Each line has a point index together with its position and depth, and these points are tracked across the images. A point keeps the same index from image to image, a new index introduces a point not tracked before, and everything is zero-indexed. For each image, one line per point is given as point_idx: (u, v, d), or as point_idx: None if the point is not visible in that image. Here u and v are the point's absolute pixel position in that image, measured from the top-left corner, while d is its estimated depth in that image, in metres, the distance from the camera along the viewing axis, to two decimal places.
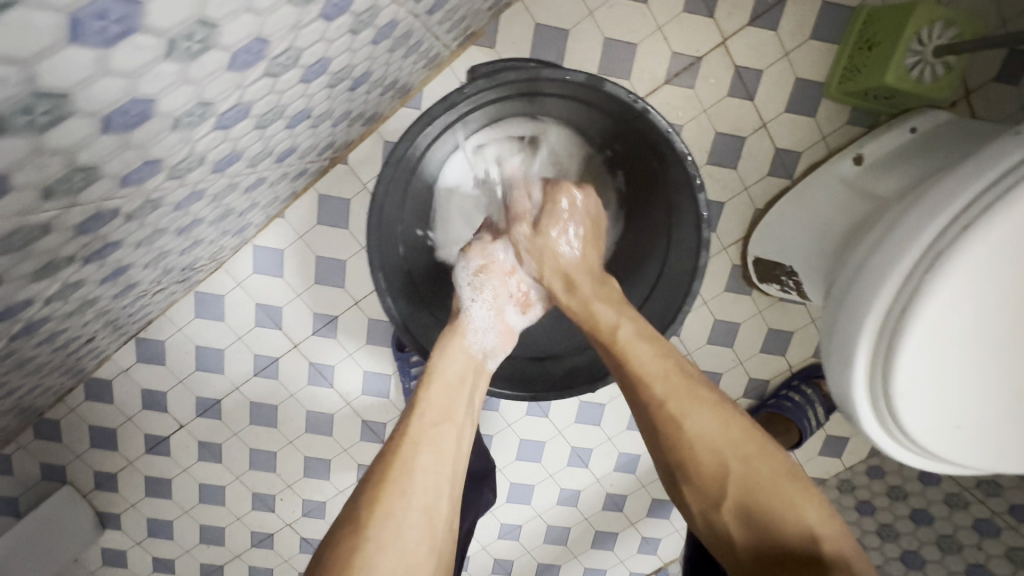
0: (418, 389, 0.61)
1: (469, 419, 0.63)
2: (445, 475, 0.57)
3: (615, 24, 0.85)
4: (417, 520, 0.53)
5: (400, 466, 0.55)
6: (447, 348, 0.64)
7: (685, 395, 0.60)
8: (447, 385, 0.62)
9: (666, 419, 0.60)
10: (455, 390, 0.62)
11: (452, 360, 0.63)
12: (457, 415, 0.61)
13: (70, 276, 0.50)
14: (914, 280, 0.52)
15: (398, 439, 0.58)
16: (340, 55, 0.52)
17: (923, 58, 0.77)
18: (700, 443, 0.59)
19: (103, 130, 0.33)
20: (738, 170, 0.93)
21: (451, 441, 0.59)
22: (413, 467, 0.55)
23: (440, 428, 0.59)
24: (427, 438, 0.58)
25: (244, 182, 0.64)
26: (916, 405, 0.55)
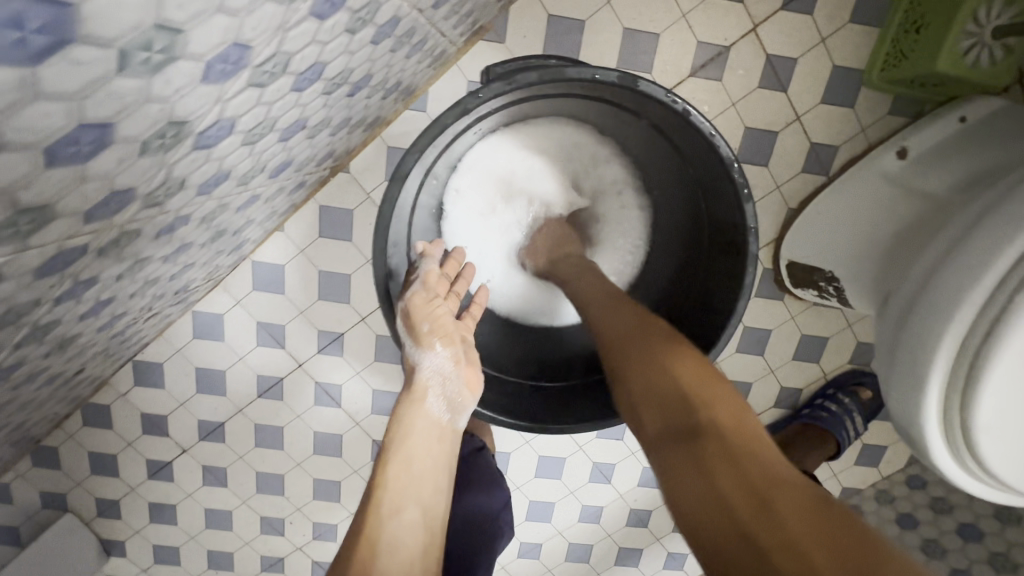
0: (381, 466, 0.52)
1: (436, 499, 0.54)
2: (409, 569, 0.47)
3: (635, 13, 0.78)
4: None
5: (360, 567, 0.45)
6: (405, 415, 0.56)
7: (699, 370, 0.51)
8: (406, 460, 0.53)
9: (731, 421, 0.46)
10: (418, 459, 0.54)
11: (415, 430, 0.55)
12: (421, 495, 0.52)
13: (41, 318, 0.44)
14: (1002, 297, 0.45)
15: (355, 536, 0.48)
16: (337, 59, 0.46)
17: (979, 40, 0.70)
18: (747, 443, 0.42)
19: (49, 165, 0.27)
20: (770, 168, 0.86)
21: (416, 528, 0.50)
22: (372, 569, 0.44)
23: (406, 516, 0.50)
24: (390, 531, 0.48)
25: (235, 201, 0.58)
26: (998, 438, 0.48)
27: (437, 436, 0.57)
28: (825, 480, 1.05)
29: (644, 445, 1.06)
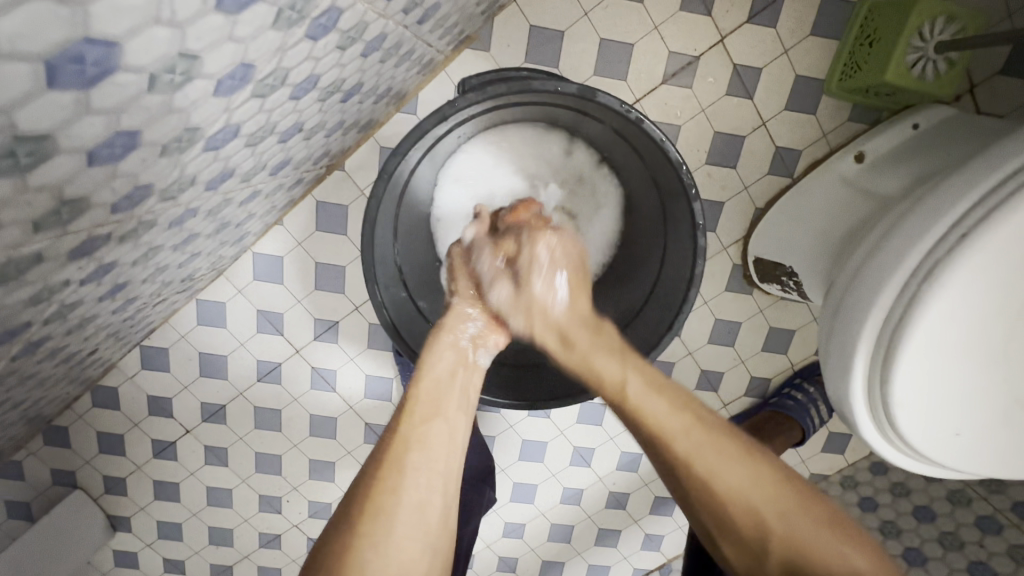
0: (413, 384, 0.60)
1: (461, 412, 0.61)
2: (433, 468, 0.55)
3: (611, 24, 0.84)
4: (409, 515, 0.52)
5: (393, 464, 0.54)
6: (433, 346, 0.63)
7: (709, 450, 0.55)
8: (436, 381, 0.60)
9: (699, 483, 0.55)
10: (446, 385, 0.61)
11: (441, 356, 0.62)
12: (449, 410, 0.60)
13: (67, 297, 0.50)
14: (913, 287, 0.51)
15: (389, 440, 0.57)
16: (330, 70, 0.52)
17: (925, 54, 0.76)
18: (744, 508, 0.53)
19: (90, 165, 0.33)
20: (738, 169, 0.92)
21: (443, 436, 0.58)
22: (405, 465, 0.54)
23: (435, 425, 0.58)
24: (421, 435, 0.57)
25: (239, 196, 0.64)
26: (914, 413, 0.54)
27: (456, 373, 0.63)
28: (793, 465, 1.12)
29: (621, 431, 1.13)
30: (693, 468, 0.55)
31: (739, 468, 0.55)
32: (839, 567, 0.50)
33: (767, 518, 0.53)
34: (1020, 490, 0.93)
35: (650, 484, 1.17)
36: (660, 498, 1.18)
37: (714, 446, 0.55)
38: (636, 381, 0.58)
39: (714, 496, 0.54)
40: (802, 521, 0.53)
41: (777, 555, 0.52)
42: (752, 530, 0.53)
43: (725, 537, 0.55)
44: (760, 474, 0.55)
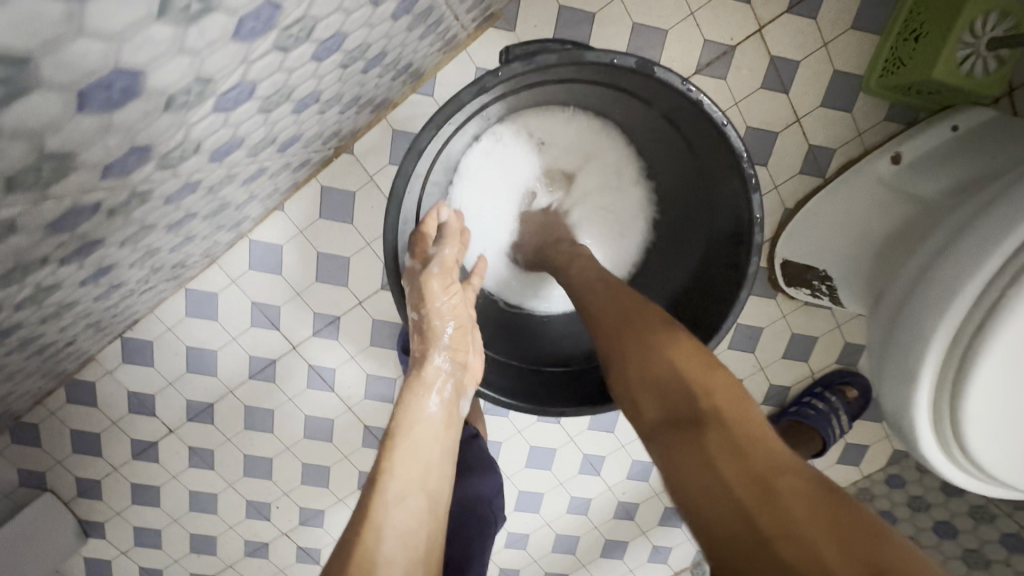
0: (387, 450, 0.51)
1: (438, 486, 0.52)
2: (406, 562, 0.45)
3: (645, 8, 0.79)
4: None
5: (365, 559, 0.43)
6: (409, 403, 0.55)
7: (699, 359, 0.49)
8: (414, 444, 0.52)
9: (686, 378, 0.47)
10: (422, 449, 0.52)
11: (422, 418, 0.54)
12: (424, 481, 0.50)
13: (43, 279, 0.43)
14: (994, 292, 0.47)
15: (356, 529, 0.45)
16: (357, 30, 0.46)
17: (975, 50, 0.72)
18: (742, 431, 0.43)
19: (80, 109, 0.27)
20: (769, 167, 0.87)
21: (420, 517, 0.48)
22: (380, 557, 0.43)
23: (410, 504, 0.48)
24: (396, 519, 0.47)
25: (243, 173, 0.58)
26: (983, 428, 0.50)
27: (436, 433, 0.55)
28: None
29: (634, 438, 1.08)
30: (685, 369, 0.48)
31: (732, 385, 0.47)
32: (823, 501, 0.37)
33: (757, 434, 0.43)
34: None
35: (660, 494, 1.12)
36: (671, 510, 1.14)
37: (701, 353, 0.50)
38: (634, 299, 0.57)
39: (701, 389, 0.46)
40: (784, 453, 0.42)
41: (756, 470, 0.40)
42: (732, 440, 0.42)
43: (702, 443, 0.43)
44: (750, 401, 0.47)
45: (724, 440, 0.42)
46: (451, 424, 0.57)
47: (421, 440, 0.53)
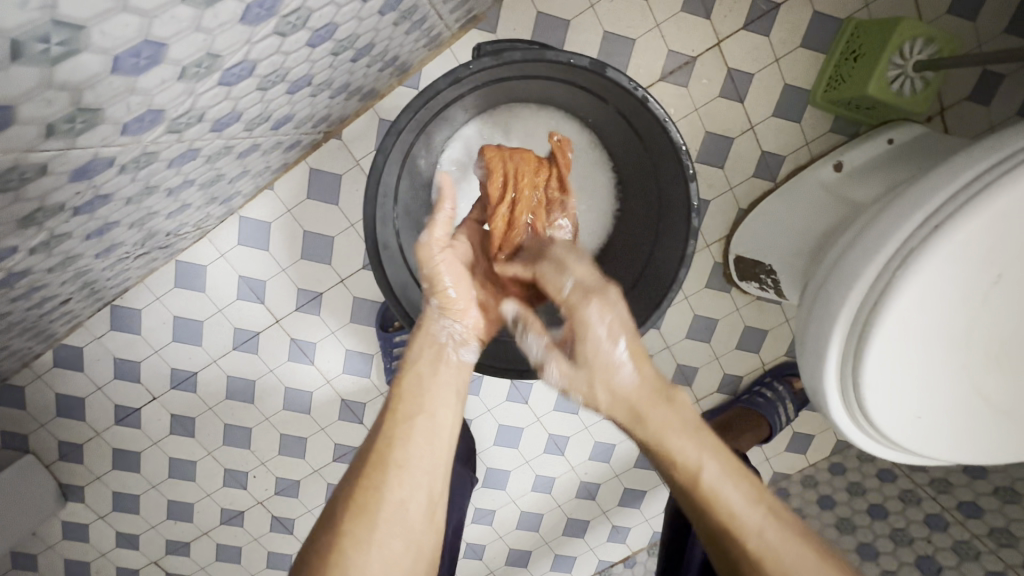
0: (398, 382, 0.62)
1: (448, 412, 0.62)
2: (416, 466, 0.57)
3: (615, 18, 0.87)
4: (392, 514, 0.53)
5: (378, 459, 0.56)
6: (416, 344, 0.64)
7: (738, 502, 0.55)
8: (419, 380, 0.62)
9: (725, 530, 0.54)
10: (429, 382, 0.62)
11: (423, 356, 0.64)
12: (431, 405, 0.61)
13: (56, 227, 0.49)
14: (888, 275, 0.54)
15: (372, 440, 0.58)
16: (347, 22, 0.53)
17: (904, 72, 0.81)
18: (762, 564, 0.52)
19: (113, 71, 0.33)
20: (725, 170, 0.95)
21: (427, 433, 0.59)
22: (388, 461, 0.56)
23: (417, 422, 0.59)
24: (403, 431, 0.58)
25: (239, 147, 0.63)
26: (881, 396, 0.57)
27: (440, 375, 0.63)
28: (757, 463, 1.16)
29: (597, 421, 1.14)
30: (722, 517, 0.55)
31: (774, 525, 0.54)
32: None
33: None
34: (965, 491, 0.99)
35: (621, 476, 1.19)
36: (630, 491, 1.21)
37: (746, 496, 0.55)
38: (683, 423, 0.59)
39: (735, 537, 0.54)
40: None
41: None
42: None
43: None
44: (790, 534, 0.54)
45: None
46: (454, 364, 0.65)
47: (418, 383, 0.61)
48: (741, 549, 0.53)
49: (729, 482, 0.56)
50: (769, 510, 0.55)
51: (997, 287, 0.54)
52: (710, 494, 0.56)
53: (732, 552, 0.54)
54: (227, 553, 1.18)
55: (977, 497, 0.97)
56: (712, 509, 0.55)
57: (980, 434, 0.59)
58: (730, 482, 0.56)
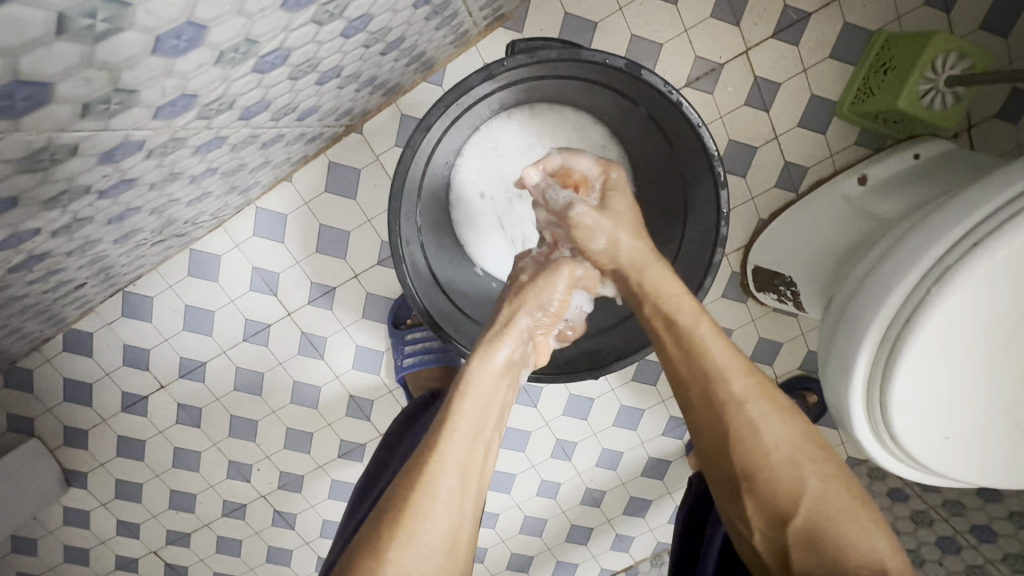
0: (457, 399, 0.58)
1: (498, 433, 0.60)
2: (462, 494, 0.54)
3: (643, 22, 0.86)
4: (437, 547, 0.51)
5: (427, 484, 0.52)
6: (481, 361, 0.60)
7: (765, 402, 0.57)
8: (479, 398, 0.58)
9: (746, 430, 0.56)
10: (490, 401, 0.59)
11: (484, 373, 0.59)
12: (489, 431, 0.58)
13: (80, 210, 0.48)
14: (922, 291, 0.53)
15: (423, 459, 0.54)
16: (382, 14, 0.52)
17: (935, 86, 0.80)
18: (776, 463, 0.54)
19: (153, 52, 0.32)
20: (747, 179, 0.94)
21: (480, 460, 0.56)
22: (440, 489, 0.52)
23: (476, 449, 0.56)
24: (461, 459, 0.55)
25: (263, 136, 0.63)
26: (908, 414, 0.56)
27: (498, 394, 0.60)
28: None
29: (606, 427, 1.13)
30: (744, 416, 0.56)
31: (790, 430, 0.56)
32: (852, 542, 0.51)
33: (805, 490, 0.54)
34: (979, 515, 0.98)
35: (627, 483, 1.18)
36: (635, 499, 1.19)
37: (775, 410, 0.57)
38: (722, 345, 0.59)
39: (758, 441, 0.55)
40: (830, 498, 0.53)
41: (805, 525, 0.52)
42: (784, 489, 0.54)
43: (754, 495, 0.55)
44: (800, 440, 0.56)
45: (762, 489, 0.54)
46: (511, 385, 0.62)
47: (481, 396, 0.58)
48: (763, 451, 0.55)
49: (756, 389, 0.58)
50: (791, 422, 0.57)
51: None
52: (739, 400, 0.57)
53: (753, 455, 0.55)
54: (227, 546, 1.17)
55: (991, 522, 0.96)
56: (741, 411, 0.56)
57: (1006, 457, 0.58)
58: (760, 393, 0.57)
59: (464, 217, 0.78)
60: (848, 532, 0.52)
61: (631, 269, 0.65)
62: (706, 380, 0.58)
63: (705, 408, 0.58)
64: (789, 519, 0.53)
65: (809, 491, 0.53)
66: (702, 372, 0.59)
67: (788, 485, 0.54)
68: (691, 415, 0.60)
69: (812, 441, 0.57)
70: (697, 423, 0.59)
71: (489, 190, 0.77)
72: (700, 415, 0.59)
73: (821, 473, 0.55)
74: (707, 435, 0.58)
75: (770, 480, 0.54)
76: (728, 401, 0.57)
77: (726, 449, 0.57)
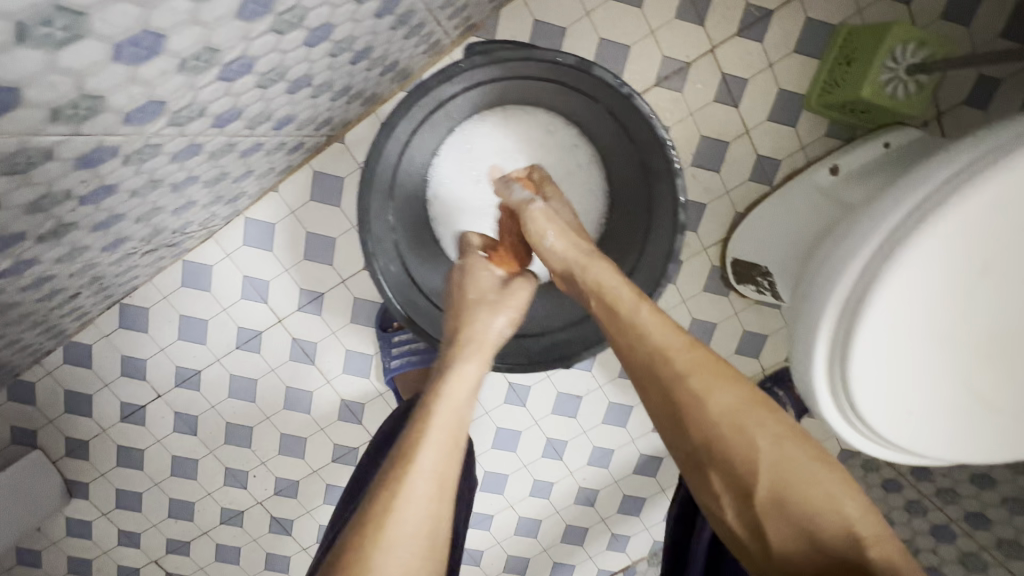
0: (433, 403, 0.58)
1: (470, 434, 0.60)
2: (440, 497, 0.54)
3: (610, 26, 0.89)
4: (415, 549, 0.50)
5: (406, 490, 0.52)
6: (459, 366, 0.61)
7: (710, 373, 0.58)
8: (453, 402, 0.59)
9: (697, 408, 0.56)
10: (464, 404, 0.59)
11: (460, 378, 0.60)
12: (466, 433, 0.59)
13: (63, 216, 0.51)
14: (873, 266, 0.54)
15: (399, 464, 0.54)
16: (344, 23, 0.55)
17: (896, 75, 0.82)
18: (730, 435, 0.55)
19: (114, 59, 0.35)
20: (721, 174, 0.96)
21: (456, 461, 0.57)
22: (416, 494, 0.52)
23: (454, 452, 0.57)
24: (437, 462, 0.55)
25: (241, 145, 0.66)
26: (869, 390, 0.57)
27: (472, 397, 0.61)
28: None
29: (595, 425, 1.14)
30: (695, 392, 0.57)
31: (741, 397, 0.57)
32: (818, 503, 0.52)
33: (762, 455, 0.54)
34: None
35: (619, 481, 1.19)
36: (629, 497, 1.20)
37: (724, 383, 0.57)
38: (662, 325, 0.61)
39: (708, 414, 0.56)
40: (793, 461, 0.53)
41: (770, 493, 0.53)
42: (744, 459, 0.54)
43: (717, 470, 0.55)
44: (755, 406, 0.56)
45: (722, 463, 0.55)
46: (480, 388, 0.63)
47: (458, 401, 0.59)
48: (714, 424, 0.55)
49: (702, 364, 0.58)
50: (744, 391, 0.57)
51: (985, 277, 0.54)
52: (687, 377, 0.57)
53: (707, 430, 0.56)
54: (226, 554, 1.18)
55: None
56: (688, 386, 0.57)
57: (971, 431, 0.59)
58: (705, 365, 0.58)
59: (440, 216, 0.80)
60: (815, 495, 0.52)
61: (578, 268, 0.67)
62: (652, 359, 0.60)
63: (654, 387, 0.59)
64: (754, 493, 0.53)
65: (769, 458, 0.54)
66: (646, 355, 0.60)
67: (746, 454, 0.54)
68: (647, 400, 0.61)
69: (766, 405, 0.57)
70: (654, 407, 0.60)
71: (463, 190, 0.79)
72: (653, 398, 0.60)
73: (781, 436, 0.55)
74: (661, 414, 0.59)
75: (727, 455, 0.55)
76: (677, 380, 0.58)
77: (681, 428, 0.57)
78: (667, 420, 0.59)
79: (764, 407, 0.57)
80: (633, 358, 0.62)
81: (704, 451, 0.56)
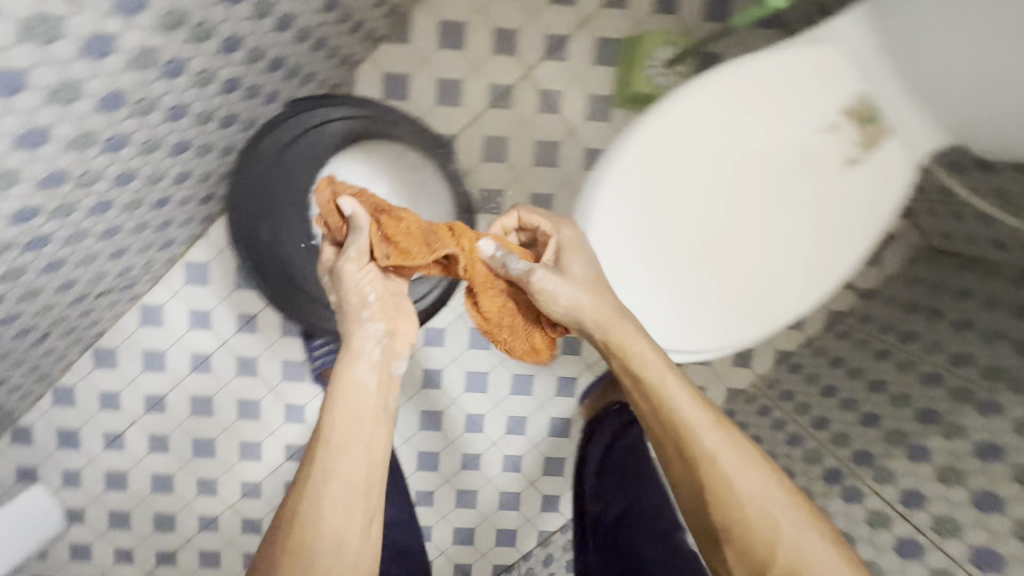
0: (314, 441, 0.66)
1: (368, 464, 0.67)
2: (348, 530, 0.63)
3: (443, 68, 1.12)
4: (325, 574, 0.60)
5: (303, 522, 0.62)
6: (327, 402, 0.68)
7: (726, 440, 0.69)
8: (331, 435, 0.66)
9: (706, 463, 0.68)
10: (345, 437, 0.66)
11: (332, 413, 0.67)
12: (353, 460, 0.65)
13: (14, 261, 0.73)
14: (587, 204, 0.75)
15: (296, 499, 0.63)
16: (196, 102, 0.78)
17: (660, 71, 1.07)
18: (740, 496, 0.67)
19: (16, 148, 0.58)
20: (560, 168, 1.17)
21: (349, 487, 0.64)
22: (321, 522, 0.62)
23: (338, 479, 0.64)
24: (330, 495, 0.63)
25: (149, 199, 0.89)
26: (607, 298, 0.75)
27: (357, 431, 0.67)
28: None
29: (506, 397, 1.32)
30: (706, 451, 0.69)
31: (754, 467, 0.69)
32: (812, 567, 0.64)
33: (773, 521, 0.66)
34: (820, 408, 1.13)
35: (538, 446, 1.35)
36: (550, 459, 1.36)
37: (736, 449, 0.69)
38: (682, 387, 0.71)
39: (720, 472, 0.68)
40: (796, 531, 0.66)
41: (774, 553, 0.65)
42: (753, 518, 0.66)
43: (722, 522, 0.67)
44: (763, 475, 0.69)
45: (726, 517, 0.67)
46: (376, 423, 0.70)
47: (331, 438, 0.66)
48: (727, 482, 0.67)
49: (712, 427, 0.70)
50: (752, 458, 0.69)
51: (662, 205, 0.75)
52: (700, 438, 0.69)
53: (717, 486, 0.68)
54: (208, 558, 1.36)
55: (827, 412, 1.11)
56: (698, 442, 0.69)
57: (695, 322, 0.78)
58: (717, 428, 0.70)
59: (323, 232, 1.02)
60: (809, 558, 0.64)
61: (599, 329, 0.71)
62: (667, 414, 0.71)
63: (668, 438, 0.71)
64: (757, 550, 0.65)
65: (773, 521, 0.66)
66: (663, 409, 0.71)
67: (753, 514, 0.66)
68: (660, 447, 0.72)
69: (776, 474, 0.70)
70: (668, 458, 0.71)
71: None
72: (667, 446, 0.71)
73: (786, 504, 0.67)
74: (677, 469, 0.70)
75: (739, 515, 0.66)
76: (694, 441, 0.69)
77: (691, 478, 0.69)
78: (678, 469, 0.70)
79: (769, 474, 0.69)
80: (643, 408, 0.72)
81: (711, 504, 0.68)
